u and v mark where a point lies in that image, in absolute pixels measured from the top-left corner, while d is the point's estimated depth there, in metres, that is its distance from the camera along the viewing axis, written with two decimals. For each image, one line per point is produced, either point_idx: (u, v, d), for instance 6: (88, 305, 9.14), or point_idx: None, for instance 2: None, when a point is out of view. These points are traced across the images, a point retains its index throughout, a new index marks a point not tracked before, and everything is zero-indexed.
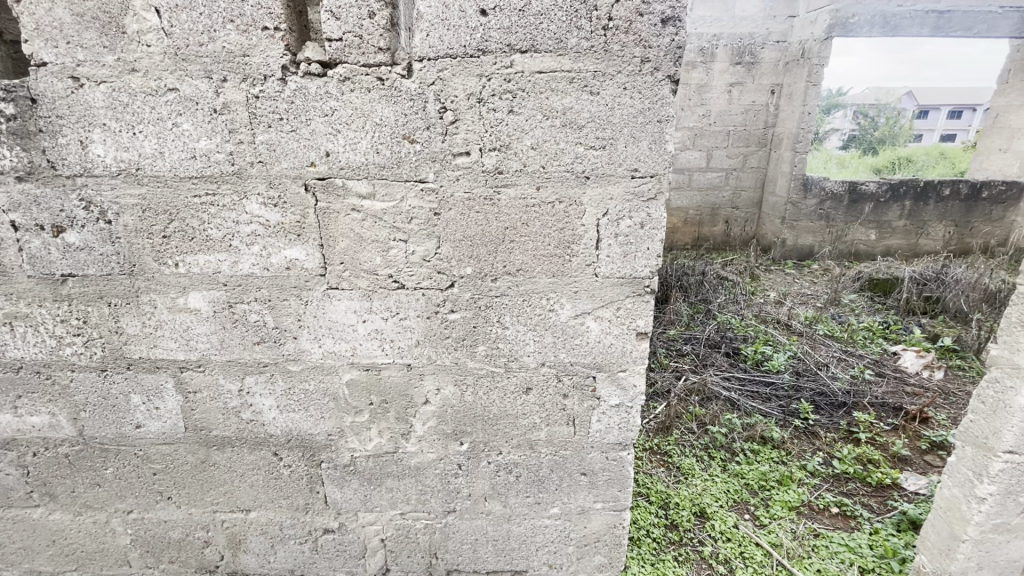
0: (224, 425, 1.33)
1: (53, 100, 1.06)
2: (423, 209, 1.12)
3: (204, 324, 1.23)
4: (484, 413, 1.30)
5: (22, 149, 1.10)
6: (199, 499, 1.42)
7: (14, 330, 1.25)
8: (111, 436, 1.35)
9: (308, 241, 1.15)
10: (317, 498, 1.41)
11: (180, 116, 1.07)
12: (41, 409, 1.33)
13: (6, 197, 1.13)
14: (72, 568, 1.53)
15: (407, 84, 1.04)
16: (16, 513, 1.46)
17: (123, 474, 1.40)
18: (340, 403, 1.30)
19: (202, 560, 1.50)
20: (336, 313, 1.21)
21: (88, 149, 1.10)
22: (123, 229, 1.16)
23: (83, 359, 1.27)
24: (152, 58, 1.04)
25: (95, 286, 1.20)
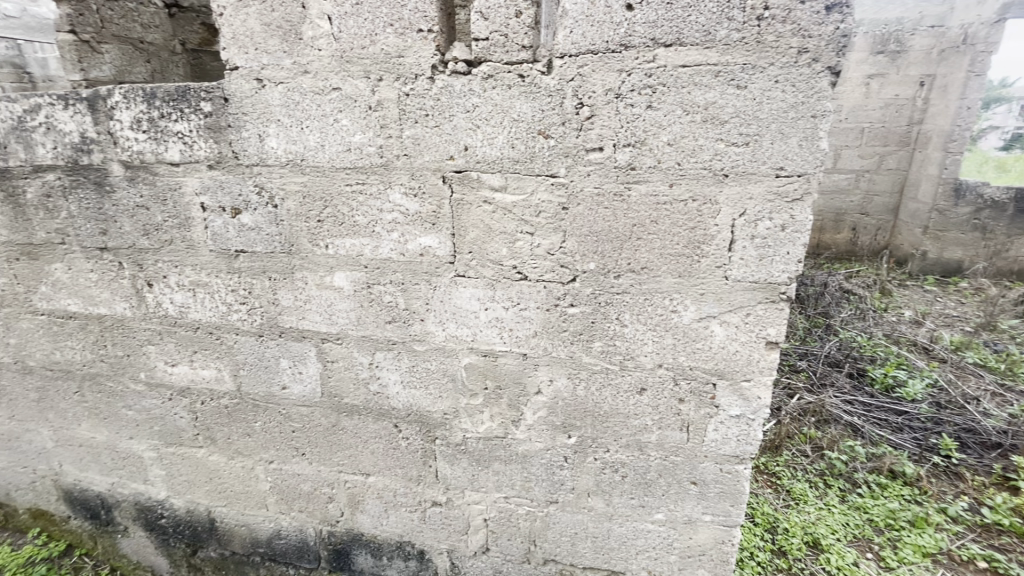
0: (354, 394, 1.46)
1: (241, 99, 1.23)
2: (553, 203, 1.15)
3: (346, 301, 1.36)
4: (596, 408, 1.30)
5: (214, 141, 1.29)
6: (328, 458, 1.58)
7: (197, 296, 1.47)
8: (262, 393, 1.54)
9: (442, 231, 1.23)
10: (429, 471, 1.50)
11: (341, 112, 1.19)
12: (210, 364, 1.55)
13: (200, 182, 1.34)
14: (222, 504, 1.77)
15: (547, 81, 1.06)
16: (184, 451, 1.72)
17: (268, 429, 1.59)
18: (457, 385, 1.37)
19: (326, 513, 1.67)
20: (461, 298, 1.28)
21: (265, 142, 1.26)
22: (286, 213, 1.31)
23: (245, 325, 1.47)
24: (321, 60, 1.16)
25: (260, 262, 1.38)
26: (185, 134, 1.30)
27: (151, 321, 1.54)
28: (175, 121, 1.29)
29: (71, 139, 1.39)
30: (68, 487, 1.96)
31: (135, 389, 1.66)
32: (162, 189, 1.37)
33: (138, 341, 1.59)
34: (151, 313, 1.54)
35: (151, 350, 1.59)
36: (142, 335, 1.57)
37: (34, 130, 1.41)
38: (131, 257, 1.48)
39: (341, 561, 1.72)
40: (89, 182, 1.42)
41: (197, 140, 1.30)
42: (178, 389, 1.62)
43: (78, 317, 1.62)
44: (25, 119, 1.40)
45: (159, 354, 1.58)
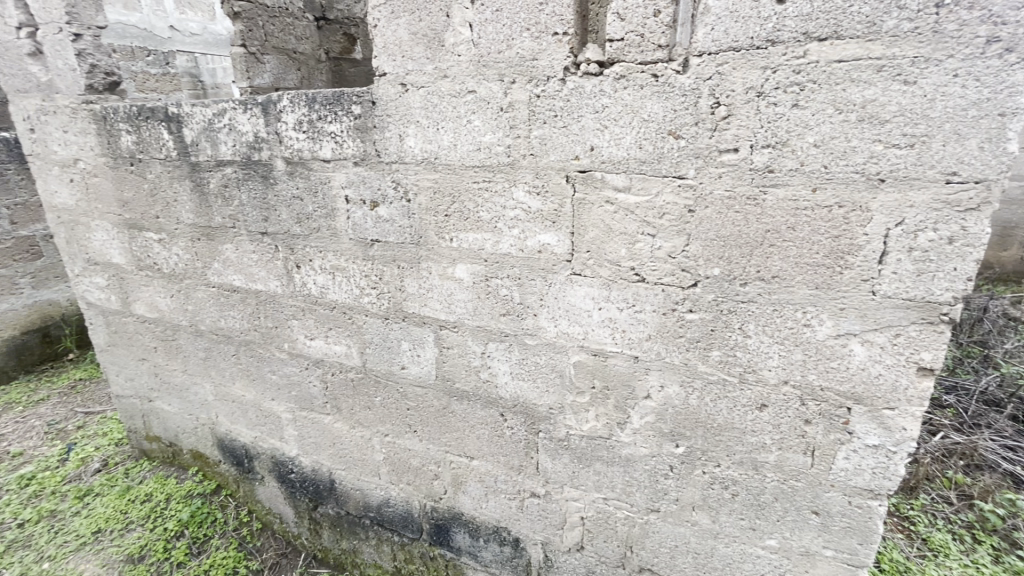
0: (466, 380, 1.54)
1: (386, 102, 1.35)
2: (678, 205, 1.12)
3: (465, 291, 1.44)
4: (708, 419, 1.25)
5: (361, 140, 1.43)
6: (437, 438, 1.68)
7: (335, 278, 1.65)
8: (383, 371, 1.69)
9: (561, 229, 1.25)
10: (530, 462, 1.54)
11: (475, 114, 1.26)
12: (342, 340, 1.72)
13: (346, 177, 1.49)
14: (341, 467, 1.97)
15: (682, 80, 1.04)
16: (314, 416, 1.93)
17: (386, 404, 1.74)
18: (564, 381, 1.40)
19: (430, 489, 1.78)
20: (576, 297, 1.30)
21: (404, 141, 1.37)
22: (418, 207, 1.42)
23: (374, 307, 1.61)
24: (460, 65, 1.24)
25: (391, 251, 1.51)
26: (337, 134, 1.46)
27: (297, 298, 1.75)
28: (330, 123, 1.45)
29: (246, 138, 1.62)
30: (221, 436, 2.30)
31: (279, 357, 1.90)
32: (314, 183, 1.55)
33: (284, 315, 1.81)
34: (296, 292, 1.75)
35: (295, 324, 1.80)
36: (289, 310, 1.79)
37: (219, 130, 1.66)
38: (285, 241, 1.69)
39: (441, 537, 1.83)
40: (258, 175, 1.65)
41: (347, 140, 1.45)
42: (314, 359, 1.82)
43: (240, 291, 1.88)
44: (213, 121, 1.66)
45: (301, 328, 1.80)
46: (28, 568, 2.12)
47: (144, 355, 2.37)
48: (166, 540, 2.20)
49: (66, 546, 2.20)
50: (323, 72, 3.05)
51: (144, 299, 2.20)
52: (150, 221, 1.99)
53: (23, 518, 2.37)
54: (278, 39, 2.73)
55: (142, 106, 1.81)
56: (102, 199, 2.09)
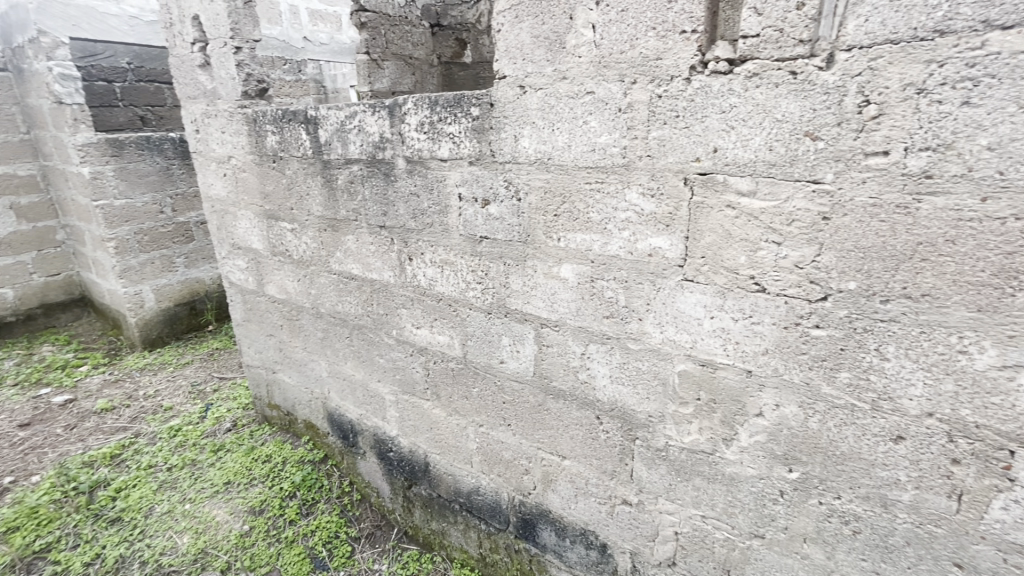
0: (563, 379, 1.55)
1: (504, 104, 1.40)
2: (811, 212, 1.04)
3: (569, 291, 1.45)
4: (830, 446, 1.15)
5: (478, 141, 1.49)
6: (530, 433, 1.71)
7: (444, 272, 1.73)
8: (482, 363, 1.74)
9: (675, 232, 1.22)
10: (624, 469, 1.51)
11: (591, 115, 1.26)
12: (445, 331, 1.81)
13: (461, 175, 1.57)
14: (436, 451, 2.07)
15: (825, 77, 0.96)
16: (415, 400, 2.05)
17: (483, 396, 1.80)
18: (667, 390, 1.36)
19: (520, 483, 1.81)
20: (686, 303, 1.25)
21: (518, 142, 1.41)
22: (528, 206, 1.45)
23: (478, 302, 1.67)
24: (580, 66, 1.25)
25: (499, 248, 1.56)
26: (455, 134, 1.53)
27: (407, 288, 1.87)
28: (450, 124, 1.53)
29: (373, 138, 1.75)
30: (331, 410, 2.51)
31: (387, 342, 2.04)
32: (431, 181, 1.65)
33: (395, 304, 1.94)
34: (407, 282, 1.87)
35: (404, 313, 1.93)
36: (400, 299, 1.92)
37: (350, 130, 1.81)
38: (401, 235, 1.81)
39: (527, 531, 1.86)
40: (380, 173, 1.78)
41: (465, 140, 1.52)
42: (418, 347, 1.93)
43: (357, 279, 2.05)
44: (345, 123, 1.82)
45: (409, 317, 1.91)
46: (175, 505, 2.45)
47: (272, 332, 2.66)
48: (282, 498, 2.45)
49: (204, 491, 2.53)
50: (435, 75, 3.23)
51: (276, 281, 2.47)
52: (286, 212, 2.23)
53: (171, 463, 2.75)
54: (396, 45, 2.91)
55: (286, 109, 2.03)
56: (248, 191, 2.38)
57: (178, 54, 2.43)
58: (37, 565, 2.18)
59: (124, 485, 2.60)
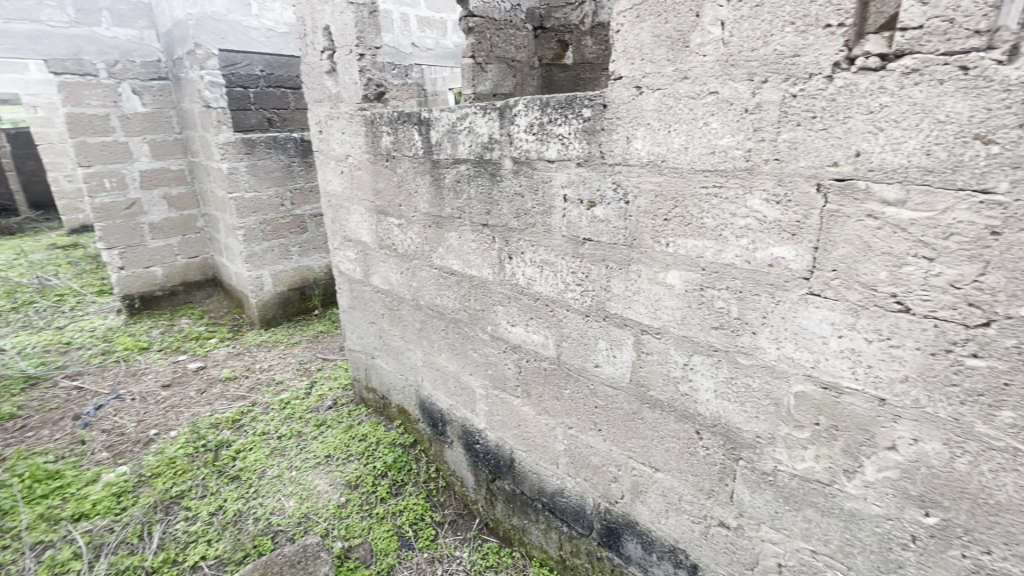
0: (662, 389, 1.50)
1: (618, 105, 1.38)
2: (976, 226, 0.92)
3: (675, 298, 1.40)
4: (981, 492, 1.01)
5: (587, 142, 1.48)
6: (621, 441, 1.67)
7: (543, 272, 1.75)
8: (577, 365, 1.74)
9: (803, 242, 1.13)
10: (724, 489, 1.43)
11: (713, 116, 1.20)
12: (541, 330, 1.83)
13: (567, 176, 1.57)
14: (522, 449, 2.09)
15: (1005, 72, 0.85)
16: (505, 396, 2.09)
17: (574, 398, 1.79)
18: (780, 411, 1.26)
19: (607, 491, 1.78)
20: (810, 320, 1.16)
21: (631, 144, 1.38)
22: (636, 209, 1.42)
23: (576, 303, 1.67)
24: (704, 66, 1.20)
25: (602, 251, 1.54)
26: (564, 136, 1.53)
27: (505, 286, 1.91)
28: (560, 125, 1.53)
29: (482, 139, 1.80)
30: (423, 398, 2.63)
31: (481, 337, 2.10)
32: (536, 181, 1.67)
33: (492, 300, 2.00)
34: (506, 280, 1.91)
35: (500, 310, 1.97)
36: (497, 297, 1.96)
37: (460, 131, 1.88)
38: (502, 234, 1.85)
39: (611, 540, 1.83)
40: (487, 173, 1.83)
41: (574, 142, 1.51)
42: (512, 344, 1.96)
43: (456, 274, 2.13)
44: (455, 124, 1.89)
45: (505, 314, 1.95)
46: (283, 471, 2.69)
47: (374, 320, 2.84)
48: (375, 476, 2.61)
49: (308, 461, 2.75)
50: (535, 77, 3.26)
51: (380, 273, 2.64)
52: (394, 208, 2.37)
53: (281, 432, 3.04)
54: (500, 48, 2.98)
55: (401, 111, 2.15)
56: (361, 188, 2.56)
57: (309, 61, 2.67)
58: (173, 508, 2.49)
59: (243, 447, 2.91)
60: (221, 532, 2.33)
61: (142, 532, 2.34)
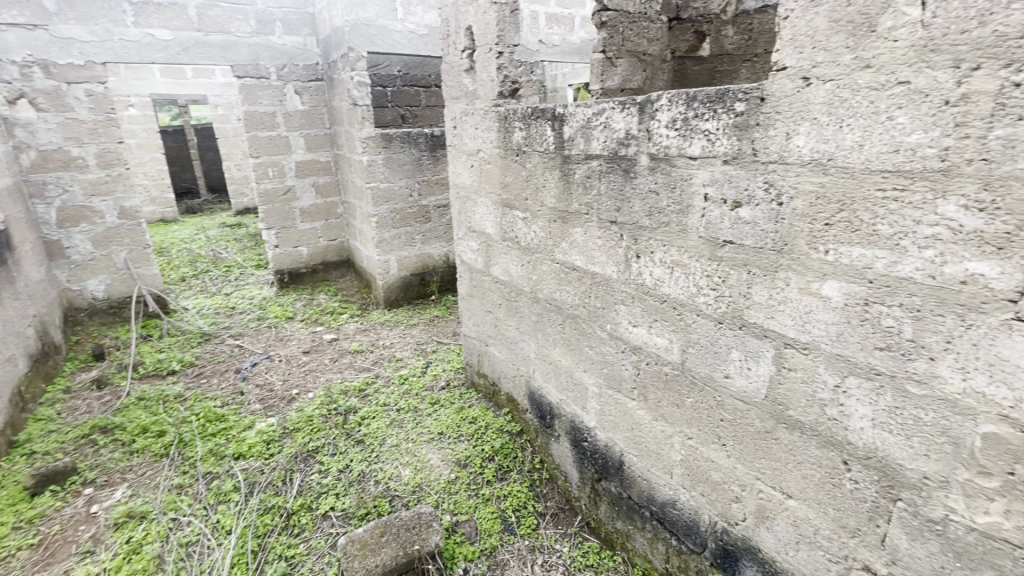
0: (804, 410, 1.37)
1: (780, 98, 1.27)
2: None
3: (830, 312, 1.27)
4: None
5: (737, 138, 1.39)
6: (749, 460, 1.56)
7: (673, 273, 1.68)
8: (704, 374, 1.65)
9: (1012, 258, 0.96)
10: (873, 530, 1.28)
11: (901, 109, 1.06)
12: (665, 334, 1.76)
13: (711, 175, 1.49)
14: (633, 453, 2.04)
15: None
16: (619, 398, 2.05)
17: (698, 407, 1.70)
18: (959, 452, 1.09)
19: (726, 510, 1.68)
20: (1013, 350, 0.99)
21: (791, 140, 1.27)
22: (791, 212, 1.30)
23: (708, 309, 1.58)
24: (894, 52, 1.06)
25: (744, 255, 1.44)
26: (711, 131, 1.45)
27: (630, 285, 1.87)
28: (707, 120, 1.45)
29: (618, 135, 1.77)
30: (533, 389, 2.68)
31: (599, 335, 2.09)
32: (674, 179, 1.60)
33: (614, 299, 1.97)
34: (631, 279, 1.86)
35: (622, 309, 1.93)
36: (620, 295, 1.93)
37: (595, 126, 1.86)
38: (631, 232, 1.81)
39: (726, 562, 1.72)
40: (620, 169, 1.79)
41: (722, 138, 1.43)
42: (632, 345, 1.92)
43: (578, 270, 2.13)
44: (590, 120, 1.88)
45: (627, 314, 1.91)
46: (401, 441, 2.91)
47: (491, 309, 2.95)
48: (483, 458, 2.72)
49: (423, 435, 2.95)
50: (665, 72, 3.10)
51: (501, 264, 2.72)
52: (521, 202, 2.42)
53: (400, 405, 3.28)
54: (631, 41, 2.87)
55: (536, 107, 2.19)
56: (490, 181, 2.65)
57: (450, 60, 2.82)
58: (309, 460, 2.82)
59: (367, 415, 3.20)
60: (348, 488, 2.59)
61: (285, 477, 2.68)
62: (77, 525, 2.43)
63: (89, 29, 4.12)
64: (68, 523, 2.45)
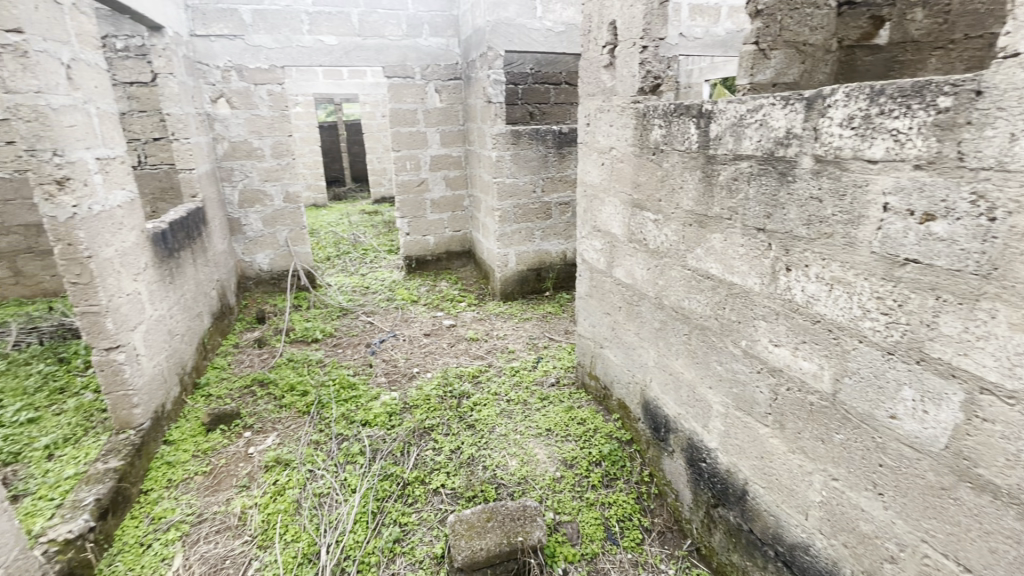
0: (1000, 470, 1.14)
1: (1005, 91, 1.05)
2: None
3: None
4: None
5: (937, 139, 1.18)
6: (914, 517, 1.34)
7: (832, 291, 1.49)
8: (861, 409, 1.44)
9: None
10: None
11: None
12: (815, 358, 1.57)
13: (895, 181, 1.28)
14: (760, 484, 1.86)
15: None
16: (749, 422, 1.87)
17: (849, 446, 1.49)
18: None
19: (876, 569, 1.46)
20: None
21: (1017, 143, 1.04)
22: (1006, 230, 1.08)
23: (875, 336, 1.38)
24: None
25: (932, 278, 1.23)
26: (902, 131, 1.25)
27: (775, 300, 1.69)
28: (895, 118, 1.25)
29: (776, 134, 1.61)
30: (649, 399, 2.57)
31: (731, 351, 1.93)
32: (844, 185, 1.41)
33: (753, 313, 1.80)
34: (777, 294, 1.69)
35: (762, 325, 1.76)
36: (761, 310, 1.76)
37: (749, 125, 1.70)
38: (782, 242, 1.63)
39: None
40: (775, 172, 1.63)
41: (915, 138, 1.22)
42: (771, 367, 1.74)
43: (713, 279, 1.98)
44: (744, 117, 1.72)
45: (768, 332, 1.74)
46: (509, 431, 2.98)
47: (609, 311, 2.87)
48: (589, 462, 2.68)
49: (531, 429, 2.98)
50: (829, 63, 2.71)
51: (625, 266, 2.64)
52: (653, 203, 2.32)
53: (510, 396, 3.36)
54: (789, 32, 2.55)
55: (680, 103, 2.07)
56: (621, 180, 2.58)
57: (589, 56, 2.78)
58: (425, 436, 3.00)
59: (479, 401, 3.32)
60: (458, 468, 2.71)
61: (403, 449, 2.88)
62: (238, 462, 2.86)
63: (275, 38, 4.77)
64: (231, 459, 2.88)
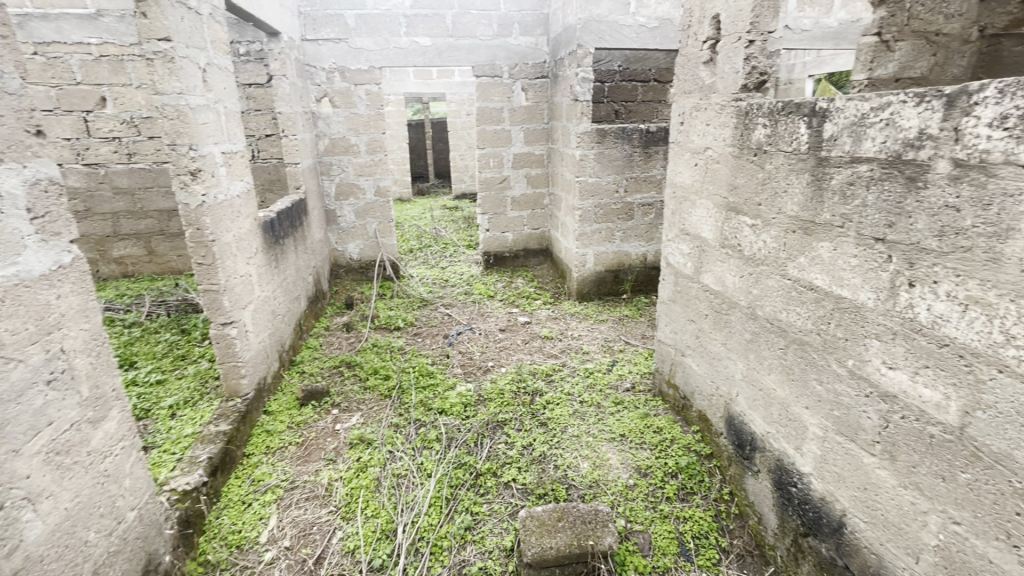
0: None
1: None
2: None
3: None
4: None
5: None
6: None
7: (966, 312, 1.33)
8: (995, 447, 1.28)
9: None
10: None
11: None
12: (939, 386, 1.41)
13: None
14: (861, 517, 1.70)
15: None
16: (851, 448, 1.72)
17: (978, 488, 1.32)
18: None
19: None
20: None
21: None
22: None
23: (1019, 366, 1.22)
24: None
25: None
26: None
27: (892, 318, 1.54)
28: None
29: (905, 135, 1.45)
30: (734, 413, 2.44)
31: (834, 370, 1.77)
32: (990, 194, 1.25)
33: (864, 331, 1.64)
34: (895, 311, 1.53)
35: (873, 345, 1.61)
36: (873, 328, 1.61)
37: (872, 125, 1.55)
38: (907, 254, 1.48)
39: None
40: (901, 177, 1.47)
41: None
42: (882, 391, 1.58)
43: (817, 290, 1.84)
44: (866, 116, 1.57)
45: (881, 352, 1.58)
46: (582, 433, 2.95)
47: (694, 318, 2.76)
48: (664, 473, 2.59)
49: (604, 433, 2.94)
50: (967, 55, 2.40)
51: (715, 273, 2.52)
52: (751, 207, 2.20)
53: (584, 398, 3.33)
54: (919, 21, 2.29)
55: (789, 101, 1.93)
56: (715, 182, 2.46)
57: (687, 53, 2.68)
58: (498, 430, 3.05)
59: (552, 400, 3.32)
60: (530, 465, 2.73)
61: (477, 440, 2.95)
62: (326, 436, 3.07)
63: (375, 40, 5.05)
64: (320, 433, 3.10)
